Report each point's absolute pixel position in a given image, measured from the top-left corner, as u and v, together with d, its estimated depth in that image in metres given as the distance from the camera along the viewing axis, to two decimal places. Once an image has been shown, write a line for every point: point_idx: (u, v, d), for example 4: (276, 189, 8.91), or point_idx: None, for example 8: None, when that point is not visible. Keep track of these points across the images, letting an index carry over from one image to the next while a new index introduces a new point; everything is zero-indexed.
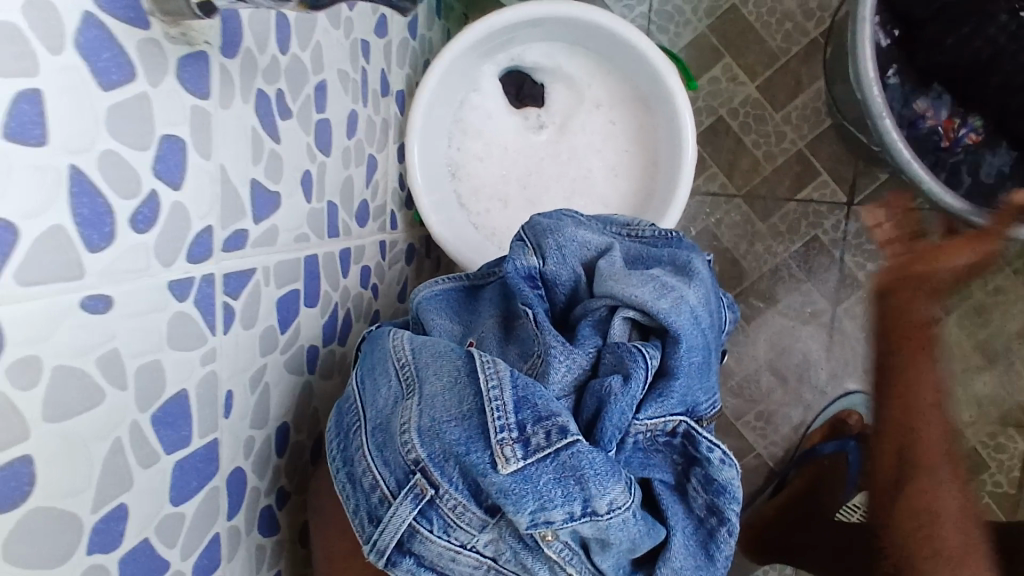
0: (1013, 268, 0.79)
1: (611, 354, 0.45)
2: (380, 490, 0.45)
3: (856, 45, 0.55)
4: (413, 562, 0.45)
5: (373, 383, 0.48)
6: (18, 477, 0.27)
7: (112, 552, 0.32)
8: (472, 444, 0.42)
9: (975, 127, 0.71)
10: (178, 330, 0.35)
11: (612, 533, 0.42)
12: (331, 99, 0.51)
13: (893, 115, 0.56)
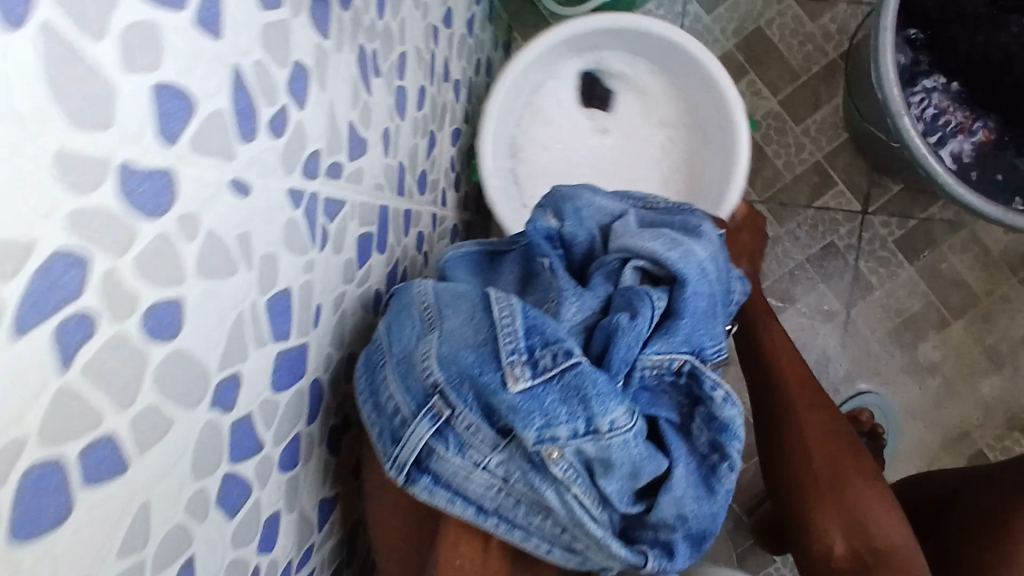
0: (1017, 277, 0.84)
1: (620, 297, 0.48)
2: (400, 412, 0.47)
3: (879, 50, 0.61)
4: (430, 481, 0.47)
5: (392, 318, 0.50)
6: (171, 315, 0.31)
7: (229, 413, 0.36)
8: (484, 365, 0.45)
9: (988, 123, 0.76)
10: (291, 233, 0.40)
11: (613, 452, 0.44)
12: (409, 70, 0.57)
13: (910, 114, 0.62)
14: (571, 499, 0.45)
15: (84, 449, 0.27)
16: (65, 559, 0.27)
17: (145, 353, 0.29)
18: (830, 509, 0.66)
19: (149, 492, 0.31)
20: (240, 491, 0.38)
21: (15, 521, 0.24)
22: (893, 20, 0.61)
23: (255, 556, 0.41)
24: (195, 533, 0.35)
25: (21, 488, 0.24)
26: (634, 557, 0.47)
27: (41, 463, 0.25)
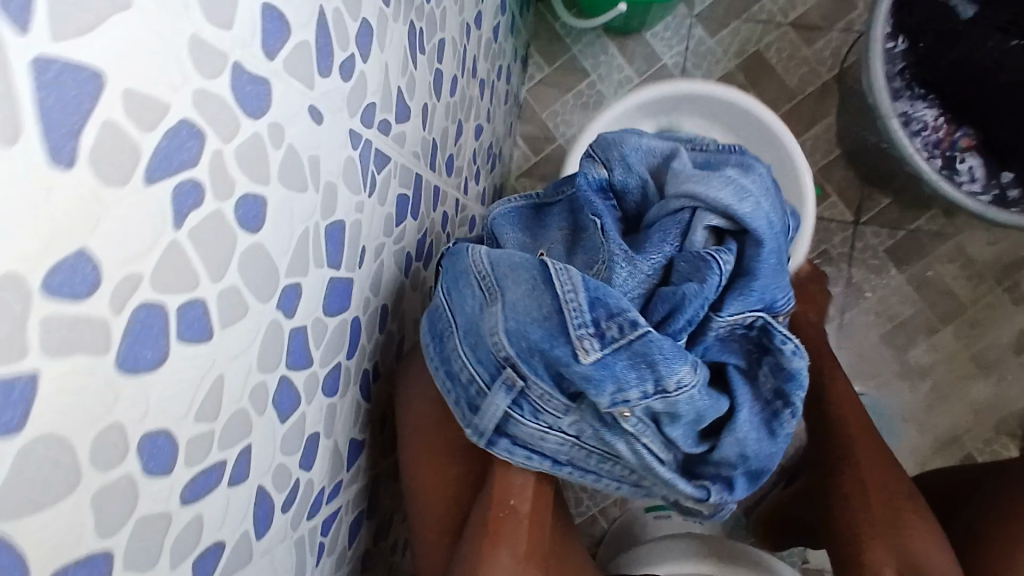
0: (1004, 287, 0.89)
1: (683, 262, 0.54)
2: (477, 383, 0.54)
3: (870, 61, 0.68)
4: (509, 441, 0.55)
5: (450, 284, 0.55)
6: (254, 210, 0.35)
7: (291, 319, 0.40)
8: (555, 341, 0.50)
9: (968, 132, 0.83)
10: (349, 171, 0.45)
11: (680, 406, 0.50)
12: (446, 56, 0.62)
13: (899, 117, 0.69)
14: (640, 447, 0.53)
15: (180, 304, 0.30)
16: (156, 405, 0.30)
17: (235, 236, 0.33)
18: (881, 541, 0.65)
19: (222, 369, 0.34)
20: (291, 398, 0.42)
21: (123, 354, 0.27)
22: (884, 34, 0.68)
23: (297, 469, 0.44)
24: (254, 424, 0.38)
25: (130, 323, 0.27)
26: (697, 491, 0.54)
27: (147, 304, 0.28)
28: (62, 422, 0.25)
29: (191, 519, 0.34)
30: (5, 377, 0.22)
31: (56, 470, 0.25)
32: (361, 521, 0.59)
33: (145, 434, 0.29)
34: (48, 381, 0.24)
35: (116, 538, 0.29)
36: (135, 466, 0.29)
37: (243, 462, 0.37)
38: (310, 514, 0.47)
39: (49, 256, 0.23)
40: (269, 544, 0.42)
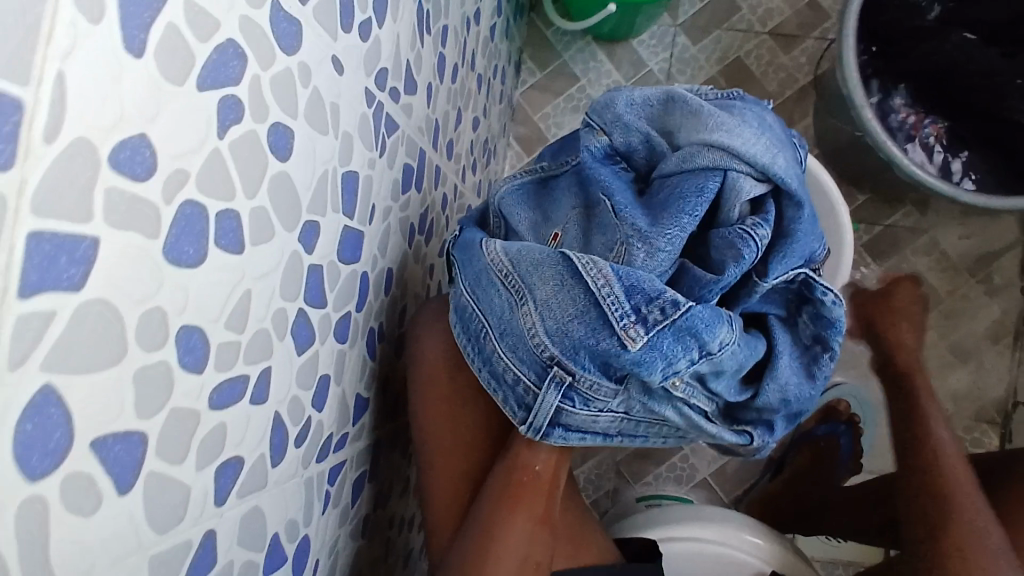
0: (976, 279, 0.96)
1: (722, 241, 0.53)
2: (524, 383, 0.55)
3: (843, 52, 0.74)
4: (562, 430, 0.56)
5: (473, 285, 0.57)
6: (283, 139, 0.37)
7: (309, 255, 0.42)
8: (598, 334, 0.51)
9: (936, 121, 0.88)
10: (363, 126, 0.48)
11: (725, 363, 0.52)
12: (449, 42, 0.66)
13: (871, 105, 0.75)
14: (692, 409, 0.54)
15: (217, 212, 0.33)
16: (194, 301, 0.32)
17: (268, 159, 0.36)
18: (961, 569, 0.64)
19: (250, 284, 0.36)
20: (309, 334, 0.44)
21: (170, 244, 0.30)
22: (854, 28, 0.74)
23: (309, 407, 0.46)
24: (275, 348, 0.40)
25: (177, 215, 0.30)
26: (740, 436, 0.58)
27: (191, 201, 0.31)
28: (114, 293, 0.27)
29: (215, 425, 0.35)
30: (71, 234, 0.24)
31: (106, 339, 0.27)
32: (363, 482, 0.60)
33: (182, 327, 0.31)
34: (105, 251, 0.26)
35: (152, 424, 0.30)
36: (172, 355, 0.31)
37: (263, 384, 0.39)
38: (319, 458, 0.49)
39: (116, 132, 0.26)
40: (282, 476, 0.44)
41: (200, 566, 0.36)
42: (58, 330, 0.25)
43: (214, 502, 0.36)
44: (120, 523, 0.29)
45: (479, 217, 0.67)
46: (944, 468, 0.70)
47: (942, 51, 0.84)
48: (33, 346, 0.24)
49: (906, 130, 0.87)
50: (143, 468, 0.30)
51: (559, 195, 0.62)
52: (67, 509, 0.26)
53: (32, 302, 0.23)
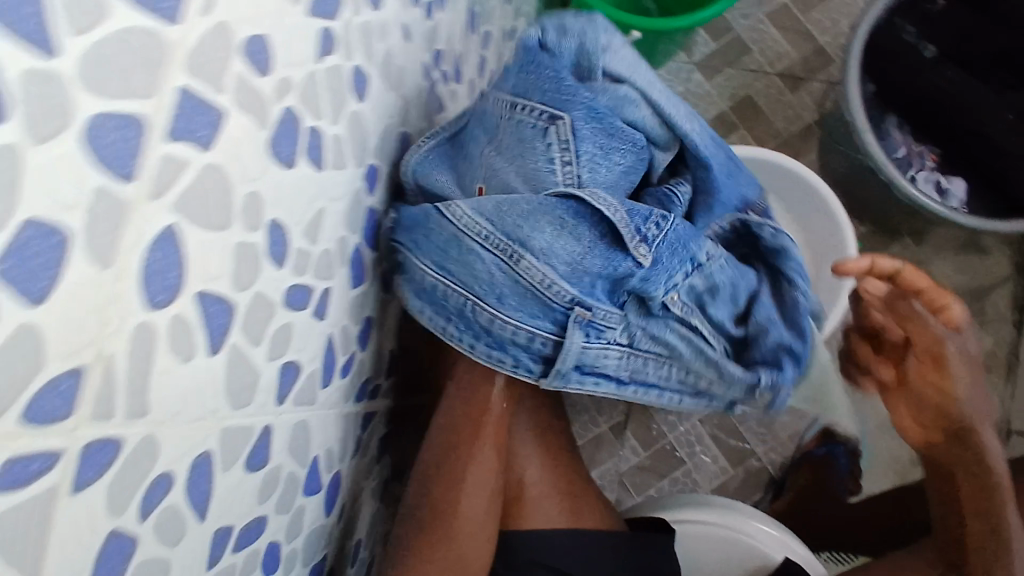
0: (971, 312, 1.04)
1: (650, 198, 0.58)
2: (539, 336, 0.53)
3: (847, 84, 0.84)
4: (579, 373, 0.55)
5: (435, 254, 0.52)
6: (361, 81, 0.42)
7: (369, 195, 0.47)
8: (614, 259, 0.52)
9: (934, 149, 0.95)
10: (418, 96, 0.53)
11: (716, 275, 0.55)
12: (490, 47, 0.73)
13: (872, 130, 0.84)
14: (694, 334, 0.56)
15: (309, 126, 0.37)
16: (283, 199, 0.36)
17: (349, 95, 0.41)
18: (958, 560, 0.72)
19: (325, 202, 0.41)
20: (362, 272, 0.48)
21: (274, 140, 0.34)
22: (858, 64, 0.83)
23: (354, 342, 0.49)
24: (336, 271, 0.44)
25: (281, 116, 0.34)
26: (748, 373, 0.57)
27: (292, 108, 0.35)
28: (229, 164, 0.31)
29: (285, 323, 0.39)
30: (207, 100, 0.29)
31: (218, 203, 0.31)
32: (386, 445, 0.63)
33: (271, 220, 0.35)
34: (229, 124, 0.30)
35: (241, 298, 0.34)
36: (262, 242, 0.35)
37: (324, 301, 0.43)
38: (356, 399, 0.52)
39: (250, 24, 0.30)
40: (327, 401, 0.47)
41: (259, 456, 0.39)
42: (188, 179, 0.28)
43: (276, 400, 0.40)
44: (204, 381, 0.32)
45: None
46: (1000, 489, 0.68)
47: (931, 84, 0.90)
48: (170, 185, 0.27)
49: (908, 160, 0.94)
50: (230, 336, 0.34)
51: (479, 129, 0.55)
52: (170, 348, 0.30)
53: (174, 147, 0.27)
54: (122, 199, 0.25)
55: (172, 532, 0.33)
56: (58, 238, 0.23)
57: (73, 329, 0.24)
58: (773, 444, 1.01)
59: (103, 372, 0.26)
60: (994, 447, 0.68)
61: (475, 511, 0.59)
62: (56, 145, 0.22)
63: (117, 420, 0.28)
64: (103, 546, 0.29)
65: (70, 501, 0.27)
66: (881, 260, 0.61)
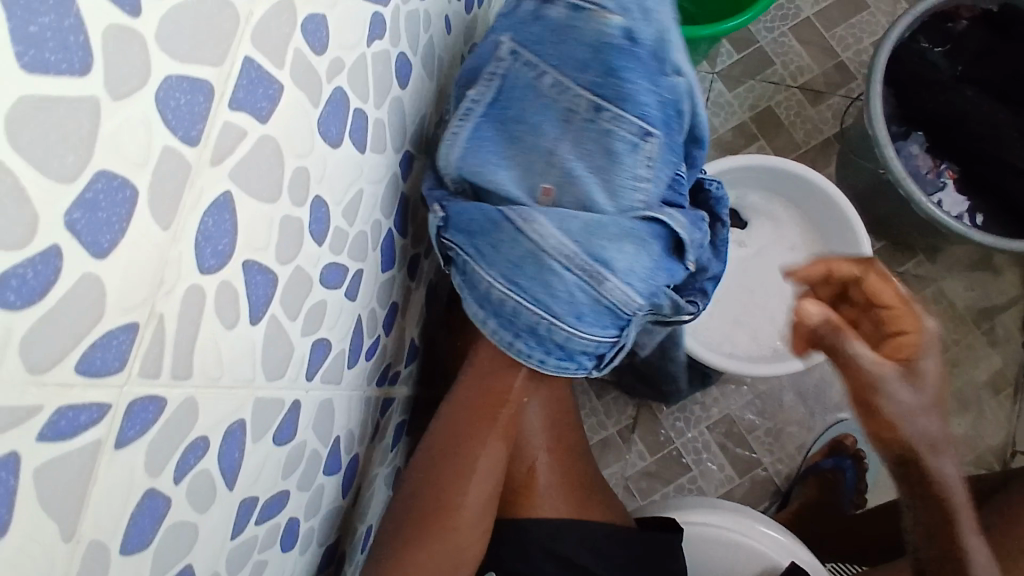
0: (981, 331, 1.05)
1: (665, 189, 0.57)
2: (607, 345, 0.55)
3: (870, 99, 0.85)
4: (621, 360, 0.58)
5: (502, 263, 0.51)
6: (404, 68, 0.43)
7: (403, 182, 0.48)
8: (676, 267, 0.54)
9: (952, 166, 0.95)
10: (454, 88, 0.54)
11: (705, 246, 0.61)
12: None
13: (892, 145, 0.84)
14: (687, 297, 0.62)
15: (355, 108, 0.38)
16: (327, 178, 0.37)
17: (393, 81, 0.42)
18: None
19: (364, 184, 0.41)
20: (392, 257, 0.49)
21: (322, 119, 0.35)
22: (881, 79, 0.84)
23: (380, 326, 0.50)
24: (369, 253, 0.45)
25: (331, 96, 0.35)
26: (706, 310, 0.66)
27: (341, 89, 0.36)
28: (283, 138, 0.32)
29: (320, 300, 0.39)
30: (268, 73, 0.29)
31: (270, 174, 0.31)
32: (401, 432, 0.63)
33: (315, 197, 0.36)
34: (286, 99, 0.31)
35: (284, 271, 0.35)
36: (306, 218, 0.35)
37: (356, 282, 0.44)
38: (378, 382, 0.53)
39: (310, 2, 0.31)
40: (352, 382, 0.47)
41: (287, 431, 0.40)
42: (245, 148, 0.29)
43: (307, 375, 0.40)
44: (245, 349, 0.33)
45: None
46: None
47: (950, 101, 0.91)
48: (229, 152, 0.28)
49: (924, 173, 0.95)
50: (270, 307, 0.34)
51: (536, 123, 0.51)
52: (216, 313, 0.30)
53: (235, 116, 0.28)
54: (185, 160, 0.26)
55: (202, 499, 0.33)
56: (129, 192, 0.24)
57: (133, 282, 0.25)
58: (783, 457, 1.02)
59: (154, 330, 0.27)
60: (981, 553, 0.55)
61: (480, 500, 0.59)
62: (132, 102, 0.23)
63: (162, 379, 0.28)
64: (139, 506, 0.29)
65: (111, 457, 0.26)
66: (839, 263, 0.52)
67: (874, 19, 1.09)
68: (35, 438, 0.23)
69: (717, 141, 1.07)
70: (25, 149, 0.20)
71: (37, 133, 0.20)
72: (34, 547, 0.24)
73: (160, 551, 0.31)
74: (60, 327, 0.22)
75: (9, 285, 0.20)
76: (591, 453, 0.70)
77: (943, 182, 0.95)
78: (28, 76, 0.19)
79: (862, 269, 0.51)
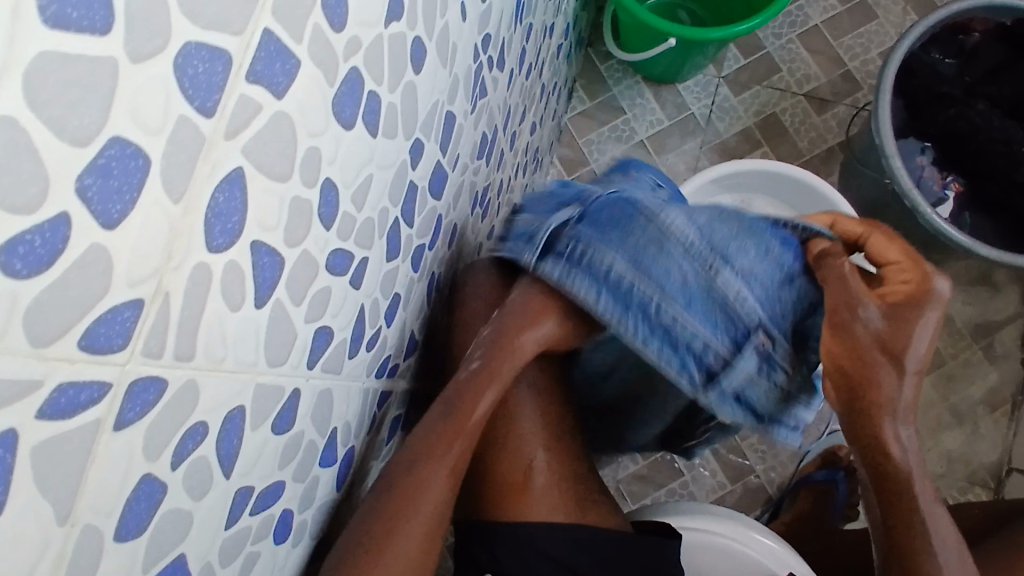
0: (978, 346, 1.05)
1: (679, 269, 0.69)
2: (718, 349, 0.60)
3: (878, 107, 0.85)
4: (732, 399, 0.62)
5: (628, 243, 0.59)
6: (420, 53, 0.42)
7: (413, 169, 0.47)
8: (802, 295, 0.62)
9: (957, 179, 0.96)
10: (468, 77, 0.53)
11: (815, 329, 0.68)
12: (534, 37, 0.73)
13: (900, 154, 0.84)
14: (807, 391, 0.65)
15: (370, 90, 0.37)
16: (340, 161, 0.36)
17: (407, 65, 0.41)
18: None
19: (375, 169, 0.40)
20: (398, 247, 0.48)
21: (338, 99, 0.34)
22: (891, 88, 0.84)
23: (381, 317, 0.49)
24: (375, 241, 0.43)
25: (348, 76, 0.34)
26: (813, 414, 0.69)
27: (356, 68, 0.35)
28: (298, 115, 0.31)
29: (325, 286, 0.38)
30: (287, 47, 0.28)
31: (284, 152, 0.30)
32: (398, 424, 0.62)
33: (326, 179, 0.35)
34: (304, 74, 0.30)
35: (291, 254, 0.34)
36: (316, 200, 0.34)
37: (361, 270, 0.43)
38: (377, 374, 0.52)
39: None
40: (352, 372, 0.46)
41: (285, 419, 0.38)
42: (260, 123, 0.28)
43: (310, 361, 0.39)
44: (250, 330, 0.32)
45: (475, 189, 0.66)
46: (922, 497, 0.59)
47: (963, 116, 0.92)
48: (243, 126, 0.27)
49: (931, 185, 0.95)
50: (276, 290, 0.33)
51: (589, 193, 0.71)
52: (221, 294, 0.29)
53: (252, 89, 0.27)
54: (201, 133, 0.25)
55: (198, 484, 0.32)
56: (142, 161, 0.23)
57: (141, 254, 0.24)
58: (775, 466, 1.02)
59: (159, 308, 0.26)
60: (914, 459, 0.59)
61: (468, 455, 0.56)
62: (152, 67, 0.22)
63: (164, 359, 0.27)
64: (135, 490, 0.28)
65: (111, 438, 0.26)
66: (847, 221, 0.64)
67: (882, 30, 1.09)
68: (33, 415, 0.22)
69: (720, 146, 1.08)
70: (41, 109, 0.19)
71: (53, 92, 0.19)
72: (25, 529, 0.23)
73: (155, 540, 0.30)
74: (64, 299, 0.22)
75: (15, 252, 0.19)
76: (586, 456, 0.69)
77: (948, 195, 0.95)
78: (49, 32, 0.19)
79: (869, 230, 0.63)
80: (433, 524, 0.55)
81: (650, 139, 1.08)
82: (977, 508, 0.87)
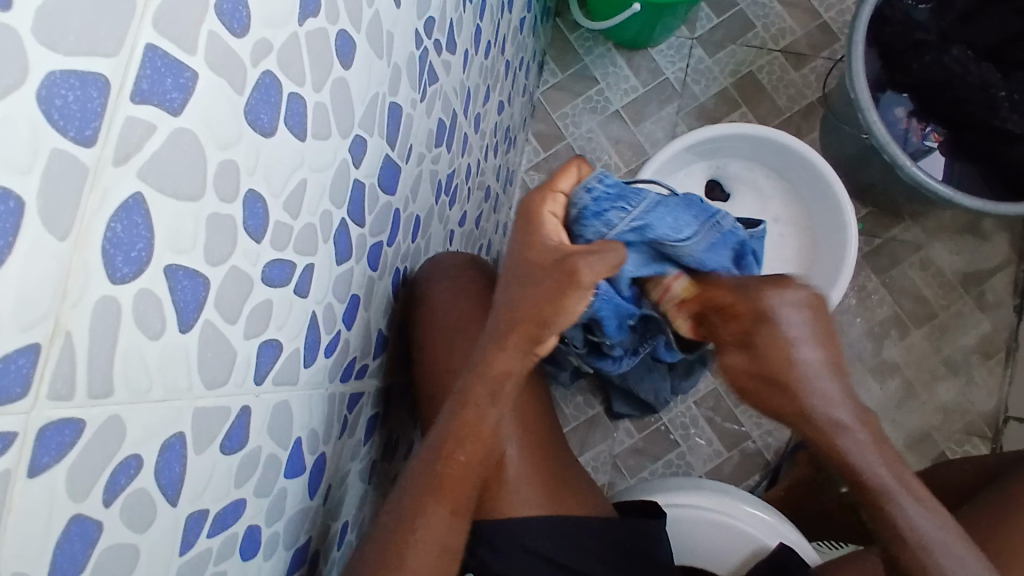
0: (970, 295, 1.04)
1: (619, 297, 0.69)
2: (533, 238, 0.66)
3: (852, 60, 0.82)
4: None
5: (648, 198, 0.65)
6: (346, 45, 0.40)
7: (356, 167, 0.45)
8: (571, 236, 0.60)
9: (937, 129, 0.95)
10: (410, 64, 0.51)
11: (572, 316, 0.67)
12: (489, 14, 0.70)
13: (875, 106, 0.82)
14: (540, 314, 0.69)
15: (290, 93, 0.35)
16: (263, 169, 0.34)
17: (334, 60, 0.39)
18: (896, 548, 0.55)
19: (307, 173, 0.39)
20: (348, 248, 0.46)
21: (251, 107, 0.32)
22: (863, 39, 0.82)
23: (339, 321, 0.48)
24: (319, 247, 0.42)
25: (259, 81, 0.32)
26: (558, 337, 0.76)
27: (270, 73, 0.33)
28: (203, 129, 0.29)
29: (264, 301, 0.37)
30: (179, 60, 0.27)
31: (192, 168, 0.29)
32: (374, 426, 0.61)
33: (248, 191, 0.33)
34: (203, 87, 0.28)
35: (216, 273, 0.32)
36: (238, 215, 0.33)
37: (306, 278, 0.41)
38: (342, 378, 0.51)
39: None
40: (310, 382, 0.45)
41: (236, 439, 0.37)
42: (156, 144, 0.27)
43: (258, 376, 0.38)
44: (177, 358, 0.31)
45: (436, 178, 0.64)
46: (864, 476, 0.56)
47: (939, 64, 0.89)
48: (135, 149, 0.26)
49: (911, 138, 0.94)
50: (202, 312, 0.32)
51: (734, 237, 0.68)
52: (136, 324, 0.28)
53: (141, 110, 0.25)
54: (82, 163, 0.24)
55: (140, 516, 0.31)
56: (14, 202, 0.22)
57: (31, 297, 0.23)
58: (772, 430, 1.01)
59: (61, 348, 0.25)
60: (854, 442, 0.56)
61: (459, 488, 0.56)
62: (11, 102, 0.21)
63: (77, 400, 0.26)
64: (64, 531, 0.27)
65: (25, 487, 0.25)
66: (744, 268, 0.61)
67: None
68: None
69: (698, 110, 1.05)
70: None
71: None
72: None
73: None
74: None
75: None
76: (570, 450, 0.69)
77: (929, 145, 0.94)
78: None
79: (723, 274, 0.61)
80: (449, 539, 0.55)
81: (626, 108, 1.06)
82: (977, 465, 0.86)
